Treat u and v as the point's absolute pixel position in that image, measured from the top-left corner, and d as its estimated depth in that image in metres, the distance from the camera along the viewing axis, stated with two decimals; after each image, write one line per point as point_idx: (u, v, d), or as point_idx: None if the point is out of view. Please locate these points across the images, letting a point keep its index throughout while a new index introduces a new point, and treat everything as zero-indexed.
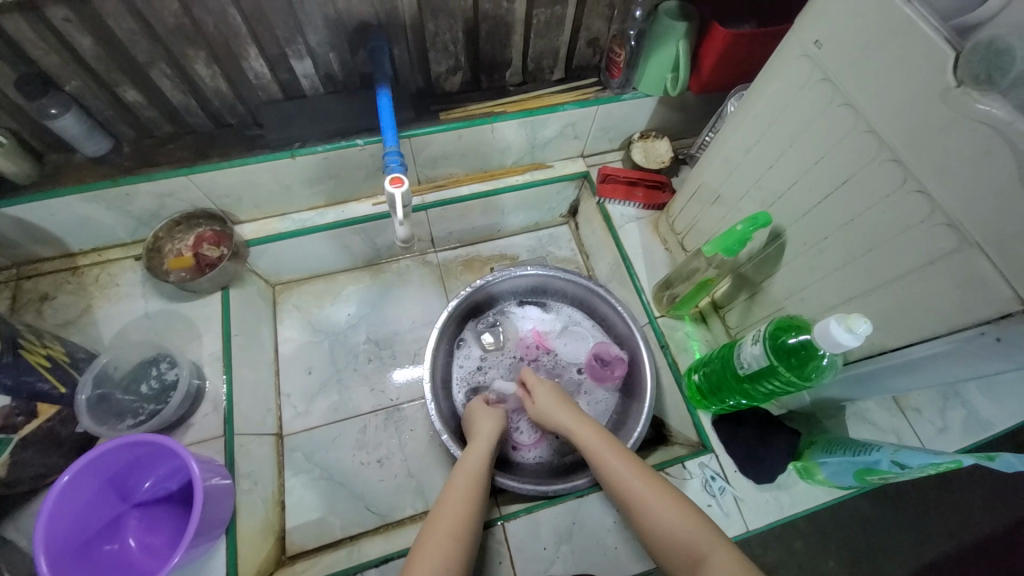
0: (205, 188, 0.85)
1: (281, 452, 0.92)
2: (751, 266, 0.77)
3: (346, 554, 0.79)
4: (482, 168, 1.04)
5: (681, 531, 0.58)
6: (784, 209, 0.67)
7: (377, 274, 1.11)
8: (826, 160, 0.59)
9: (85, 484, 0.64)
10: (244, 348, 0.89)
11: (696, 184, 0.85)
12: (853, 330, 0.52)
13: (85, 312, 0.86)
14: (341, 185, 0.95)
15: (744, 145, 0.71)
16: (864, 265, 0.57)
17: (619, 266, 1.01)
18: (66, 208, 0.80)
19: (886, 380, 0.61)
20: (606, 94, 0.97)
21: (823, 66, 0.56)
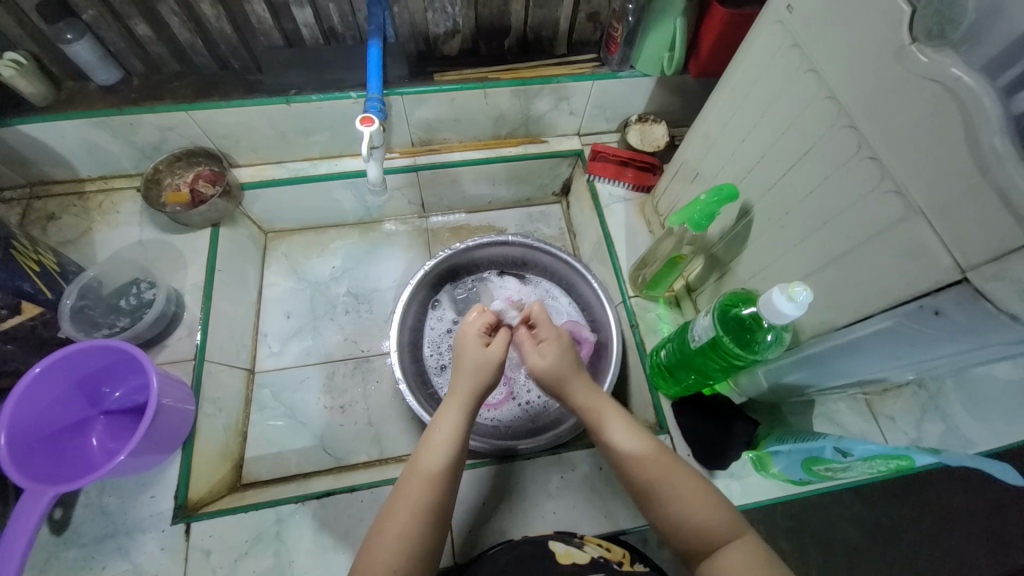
0: (204, 126, 0.89)
1: (251, 387, 0.95)
2: (722, 246, 0.76)
3: (295, 487, 0.82)
4: (476, 136, 1.06)
5: (702, 521, 0.58)
6: (753, 184, 0.66)
7: (367, 232, 1.14)
8: (792, 130, 0.58)
9: (55, 380, 0.68)
10: (226, 283, 0.93)
11: (678, 163, 0.84)
12: (795, 298, 0.51)
13: (85, 233, 0.92)
14: (334, 138, 0.98)
15: (722, 120, 0.71)
16: (819, 240, 0.56)
17: (601, 244, 1.01)
18: (75, 132, 0.85)
19: (836, 363, 0.60)
20: (604, 70, 0.97)
21: (794, 32, 0.55)
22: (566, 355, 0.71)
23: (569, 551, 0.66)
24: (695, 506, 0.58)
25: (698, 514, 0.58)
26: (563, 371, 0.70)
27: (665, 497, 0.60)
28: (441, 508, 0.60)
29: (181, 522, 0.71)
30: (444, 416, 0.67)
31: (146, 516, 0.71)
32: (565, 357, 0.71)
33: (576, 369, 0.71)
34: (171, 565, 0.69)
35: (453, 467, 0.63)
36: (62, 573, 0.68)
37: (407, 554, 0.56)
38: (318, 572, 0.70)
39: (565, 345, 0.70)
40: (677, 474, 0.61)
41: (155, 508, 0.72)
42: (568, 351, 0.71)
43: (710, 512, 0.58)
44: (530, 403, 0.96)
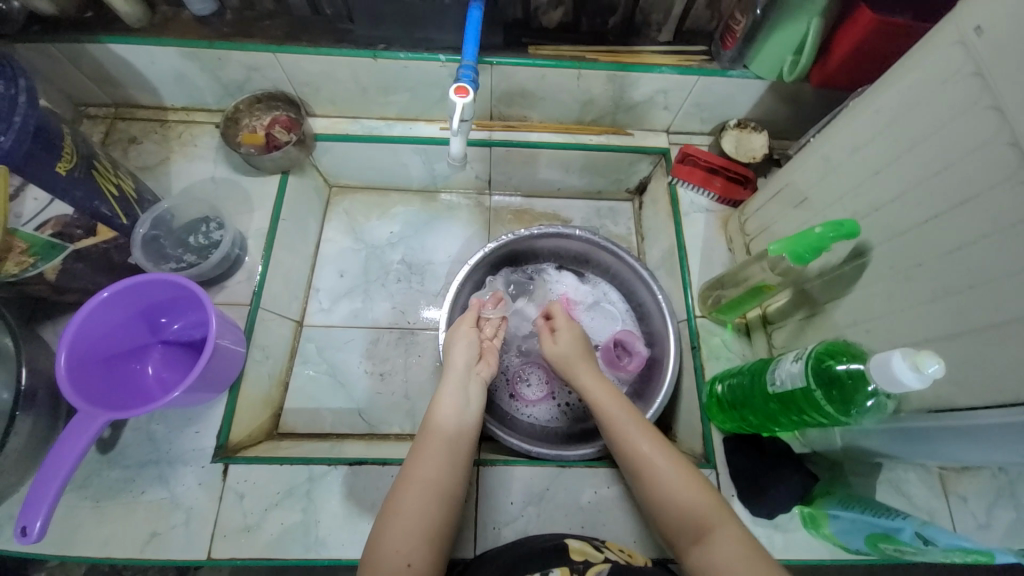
0: (289, 71, 0.87)
1: (298, 339, 0.96)
2: (819, 283, 0.68)
3: (328, 448, 0.83)
4: (559, 119, 0.99)
5: (688, 503, 0.58)
6: (876, 224, 0.58)
7: (428, 201, 1.11)
8: (949, 172, 0.50)
9: (120, 307, 0.69)
10: (288, 233, 0.93)
11: (783, 182, 0.76)
12: (921, 369, 0.44)
13: (162, 162, 0.93)
14: (413, 101, 0.94)
15: (852, 144, 0.62)
16: (957, 304, 0.48)
17: (672, 255, 0.94)
18: (165, 59, 0.85)
19: (939, 443, 0.53)
20: (713, 66, 0.88)
21: (979, 58, 0.47)
22: (576, 344, 0.78)
23: (586, 545, 0.64)
24: (657, 455, 0.63)
25: (657, 460, 0.62)
26: (572, 356, 0.77)
27: (652, 482, 0.61)
28: (450, 473, 0.61)
29: (220, 462, 0.73)
30: (449, 386, 0.70)
31: (188, 450, 0.73)
32: (576, 344, 0.78)
33: (585, 356, 0.78)
34: (206, 502, 0.71)
35: (466, 428, 0.66)
36: (107, 489, 0.71)
37: (402, 549, 0.54)
38: (341, 538, 0.70)
39: (579, 334, 0.79)
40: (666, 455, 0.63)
41: (197, 444, 0.74)
42: (579, 340, 0.79)
43: (671, 459, 0.62)
44: (568, 404, 0.92)
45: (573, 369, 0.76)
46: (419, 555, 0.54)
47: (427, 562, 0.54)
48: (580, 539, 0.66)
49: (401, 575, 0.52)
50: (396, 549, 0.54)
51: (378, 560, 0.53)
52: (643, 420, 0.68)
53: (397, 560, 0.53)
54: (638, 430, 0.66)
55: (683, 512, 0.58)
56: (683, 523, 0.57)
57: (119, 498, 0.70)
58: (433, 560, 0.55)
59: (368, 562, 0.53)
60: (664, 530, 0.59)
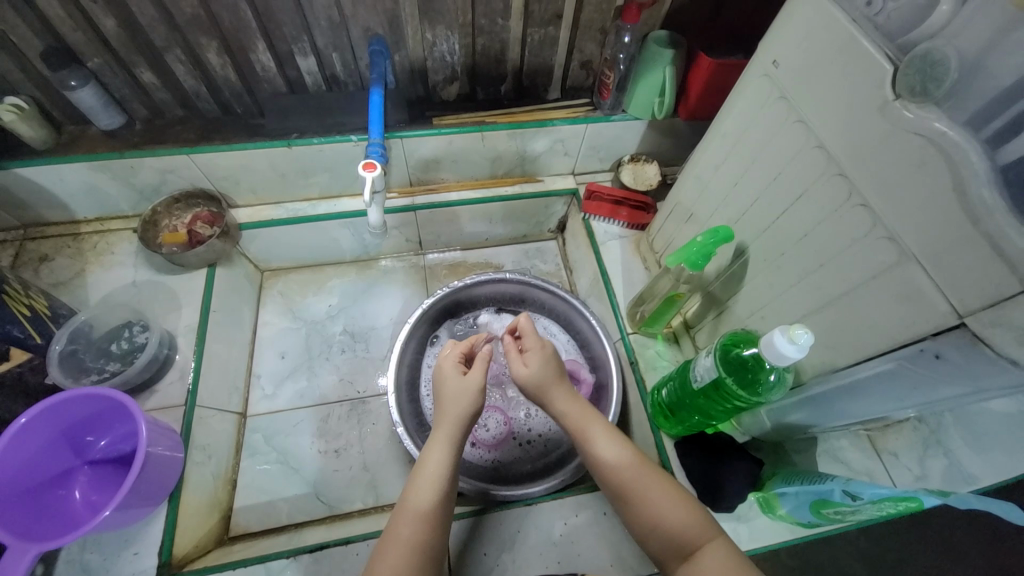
0: (205, 169, 0.90)
1: (242, 431, 0.92)
2: (719, 284, 0.77)
3: (287, 540, 0.79)
4: (474, 176, 1.08)
5: (674, 527, 0.59)
6: (746, 226, 0.67)
7: (363, 270, 1.14)
8: (783, 175, 0.60)
9: (40, 431, 0.65)
10: (221, 324, 0.92)
11: (673, 203, 0.86)
12: (796, 341, 0.51)
13: (77, 275, 0.91)
14: (334, 180, 0.99)
15: (714, 164, 0.73)
16: (816, 281, 0.57)
17: (598, 281, 1.02)
18: (74, 175, 0.86)
19: (841, 404, 0.60)
20: (597, 114, 1.00)
21: (780, 85, 0.58)
22: (548, 366, 0.72)
23: None
24: (644, 479, 0.62)
25: (644, 485, 0.62)
26: (546, 381, 0.71)
27: (638, 508, 0.61)
28: (434, 539, 0.60)
29: None
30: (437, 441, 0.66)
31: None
32: (547, 366, 0.72)
33: (558, 379, 0.72)
34: None
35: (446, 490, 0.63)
36: None
37: None
38: None
39: (548, 353, 0.72)
40: (650, 480, 0.62)
41: (138, 566, 0.68)
42: (550, 362, 0.72)
43: (658, 483, 0.62)
44: (530, 441, 0.94)
45: (547, 394, 0.71)
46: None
47: None
48: None
49: None
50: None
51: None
52: (625, 445, 0.66)
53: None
54: (621, 459, 0.64)
55: (671, 536, 0.59)
56: (671, 546, 0.59)
57: None
58: None
59: None
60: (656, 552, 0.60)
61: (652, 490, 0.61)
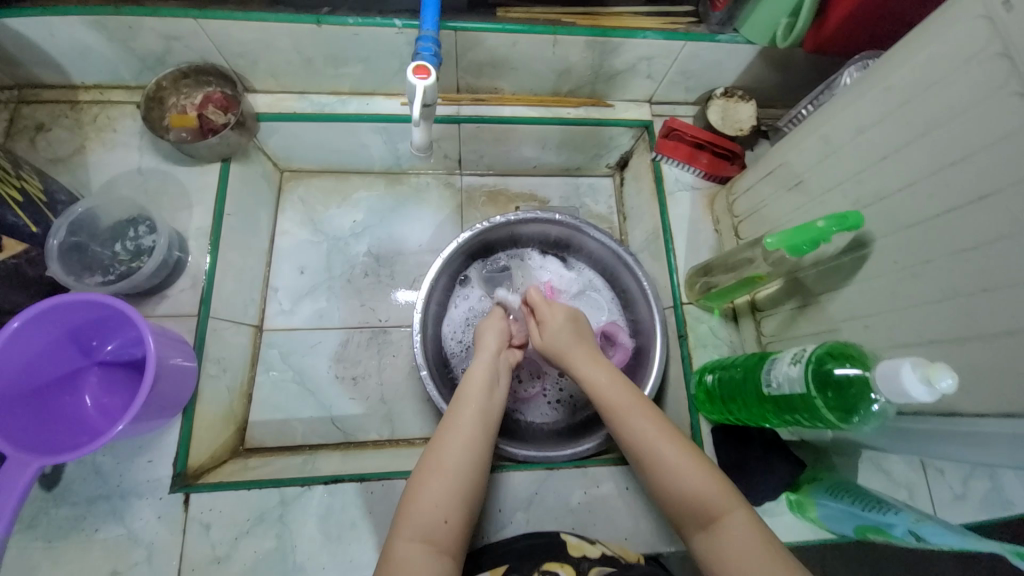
0: (217, 40, 0.75)
1: (258, 345, 0.88)
2: (813, 274, 0.65)
3: (301, 463, 0.78)
4: (533, 90, 0.90)
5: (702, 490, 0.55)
6: (882, 216, 0.54)
7: (394, 184, 1.01)
8: (964, 164, 0.45)
9: (39, 334, 0.59)
10: (236, 229, 0.83)
11: (776, 162, 0.71)
12: (932, 383, 0.41)
13: (77, 152, 0.80)
14: (368, 73, 0.83)
15: (855, 125, 0.57)
16: (966, 307, 0.46)
17: (657, 237, 0.90)
18: (62, 28, 0.71)
19: (936, 444, 0.52)
20: (699, 29, 0.80)
21: (1009, 35, 0.41)
22: (563, 331, 0.71)
23: (581, 541, 0.64)
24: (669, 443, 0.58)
25: (670, 447, 0.58)
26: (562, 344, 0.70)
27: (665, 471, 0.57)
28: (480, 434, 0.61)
29: (180, 492, 0.67)
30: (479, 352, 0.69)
31: (142, 482, 0.67)
32: (563, 330, 0.71)
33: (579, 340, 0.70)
34: (169, 535, 0.65)
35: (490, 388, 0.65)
36: (58, 527, 0.64)
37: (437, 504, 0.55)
38: (321, 560, 0.66)
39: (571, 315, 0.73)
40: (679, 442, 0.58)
41: (152, 474, 0.67)
42: (567, 328, 0.71)
43: (684, 448, 0.58)
44: (559, 400, 0.90)
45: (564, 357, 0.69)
46: (455, 512, 0.55)
47: (461, 517, 0.56)
48: (573, 535, 0.66)
49: (439, 530, 0.54)
50: (434, 505, 0.55)
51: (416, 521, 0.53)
52: (649, 405, 0.62)
53: (434, 517, 0.54)
54: (649, 419, 0.60)
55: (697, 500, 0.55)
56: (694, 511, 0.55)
57: (70, 539, 0.64)
58: (467, 519, 0.56)
59: (405, 518, 0.54)
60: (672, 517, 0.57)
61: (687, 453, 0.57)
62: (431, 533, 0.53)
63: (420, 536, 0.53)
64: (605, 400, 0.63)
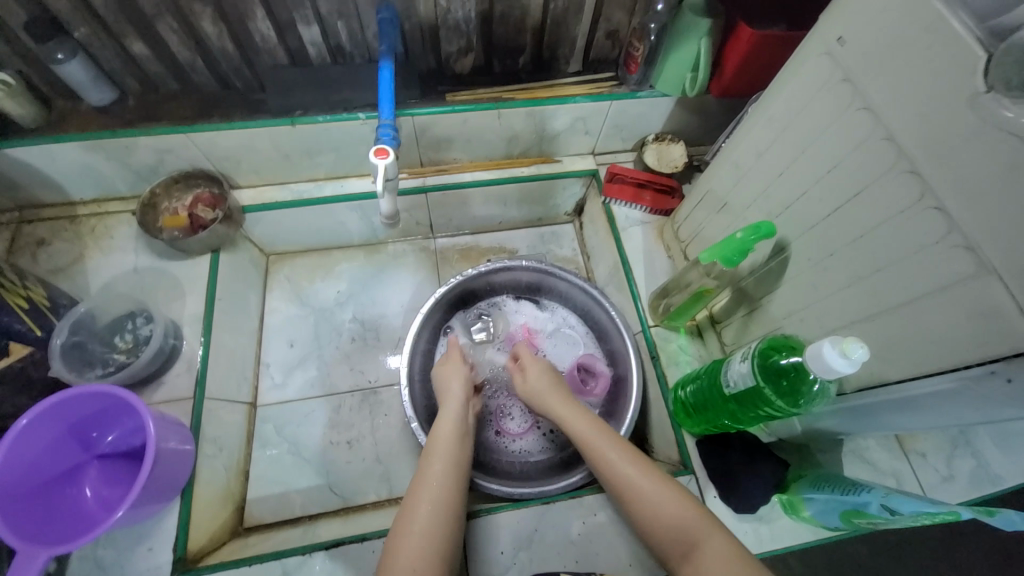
0: (204, 149, 0.85)
1: (253, 421, 0.91)
2: (752, 280, 0.72)
3: (301, 533, 0.78)
4: (488, 157, 1.01)
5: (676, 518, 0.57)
6: (791, 222, 0.62)
7: (373, 254, 1.09)
8: (839, 169, 0.54)
9: (45, 430, 0.63)
10: (228, 312, 0.89)
11: (704, 190, 0.81)
12: (848, 356, 0.47)
13: (77, 261, 0.87)
14: (340, 160, 0.93)
15: (755, 151, 0.67)
16: (871, 287, 0.53)
17: (618, 270, 0.97)
18: (65, 155, 0.81)
19: (884, 416, 0.56)
20: (622, 90, 0.93)
21: (845, 66, 0.52)
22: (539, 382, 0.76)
23: None
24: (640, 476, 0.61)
25: (639, 481, 0.61)
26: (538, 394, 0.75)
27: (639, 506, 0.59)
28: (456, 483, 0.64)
29: None
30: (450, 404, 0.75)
31: (143, 571, 0.67)
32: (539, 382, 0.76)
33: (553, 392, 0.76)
34: None
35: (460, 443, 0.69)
36: None
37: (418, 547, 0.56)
38: None
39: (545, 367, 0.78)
40: (649, 475, 0.61)
41: (152, 562, 0.67)
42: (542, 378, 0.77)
43: (653, 475, 0.61)
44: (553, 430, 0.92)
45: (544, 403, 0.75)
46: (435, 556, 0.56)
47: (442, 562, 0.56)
48: None
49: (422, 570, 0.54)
50: (416, 554, 0.56)
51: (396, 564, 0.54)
52: (619, 444, 0.66)
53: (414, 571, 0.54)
54: (620, 454, 0.64)
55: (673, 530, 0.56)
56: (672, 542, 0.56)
57: None
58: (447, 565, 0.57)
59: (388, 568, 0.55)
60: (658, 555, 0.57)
61: (656, 485, 0.60)
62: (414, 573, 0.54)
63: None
64: (580, 442, 0.67)
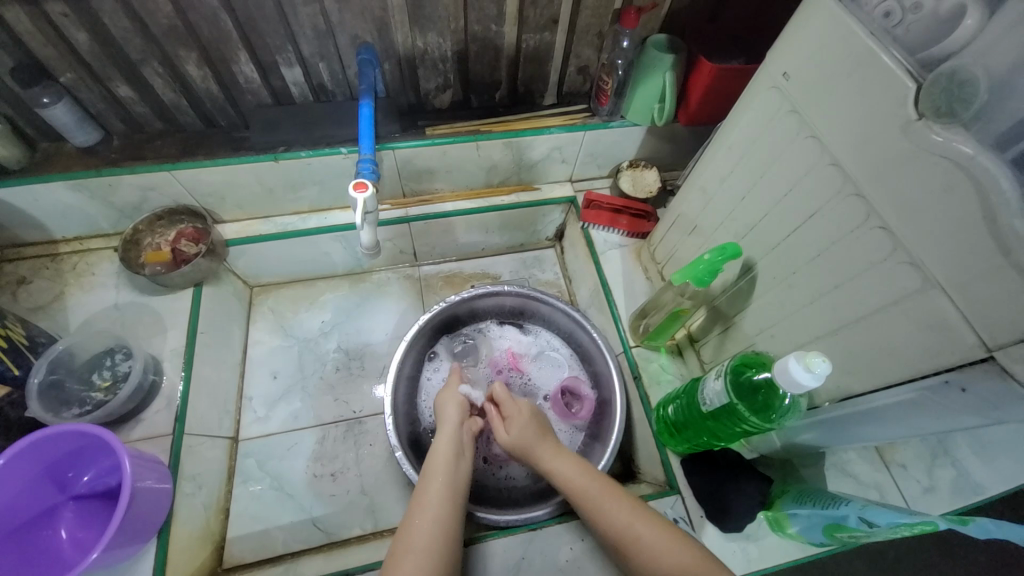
0: (187, 185, 0.87)
1: (234, 456, 0.89)
2: (725, 298, 0.75)
3: (283, 571, 0.76)
4: (468, 186, 1.04)
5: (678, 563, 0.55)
6: (755, 242, 0.65)
7: (357, 283, 1.10)
8: (794, 192, 0.58)
9: (18, 471, 0.62)
10: (209, 346, 0.88)
11: (675, 214, 0.84)
12: (812, 369, 0.49)
13: (57, 298, 0.87)
14: (323, 192, 0.96)
15: (719, 176, 0.71)
16: (831, 303, 0.55)
17: (598, 292, 0.99)
18: (48, 194, 0.81)
19: (855, 428, 0.58)
20: (594, 120, 0.97)
21: (791, 98, 0.56)
22: (529, 425, 0.74)
23: None
24: (636, 521, 0.60)
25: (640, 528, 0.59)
26: (527, 441, 0.72)
27: (637, 556, 0.58)
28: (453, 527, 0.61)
29: None
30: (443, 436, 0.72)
31: None
32: (527, 427, 0.74)
33: (542, 436, 0.72)
34: None
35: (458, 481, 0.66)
36: None
37: None
38: None
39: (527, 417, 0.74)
40: (651, 523, 0.59)
41: None
42: (531, 420, 0.74)
43: (653, 523, 0.60)
44: None
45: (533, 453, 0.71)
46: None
47: None
48: None
49: None
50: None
51: None
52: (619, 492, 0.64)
53: None
54: (619, 504, 0.62)
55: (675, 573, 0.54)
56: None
57: None
58: None
59: None
60: None
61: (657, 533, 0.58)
62: None
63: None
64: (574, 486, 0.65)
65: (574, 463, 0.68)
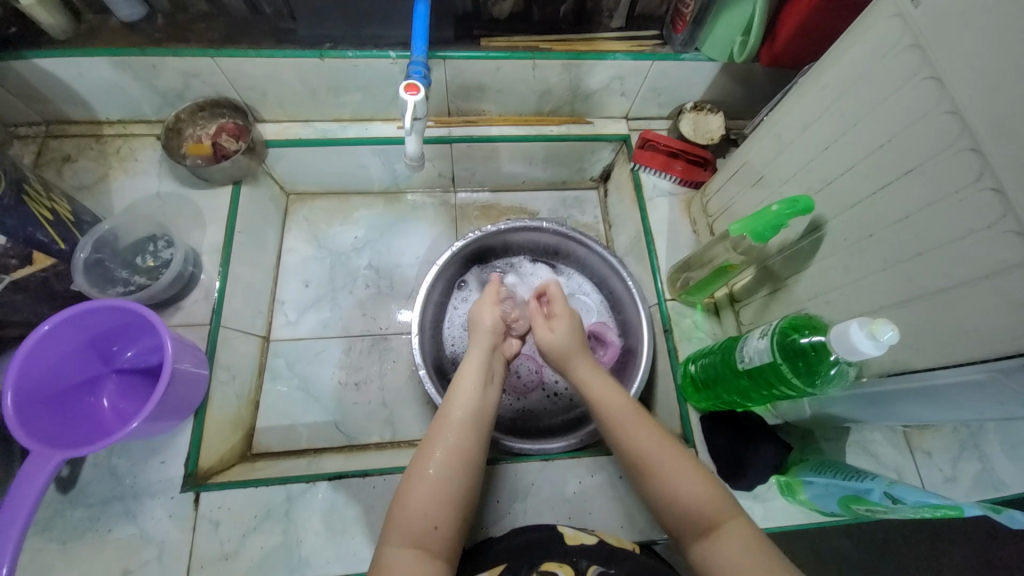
0: (230, 75, 0.83)
1: (265, 354, 0.93)
2: (780, 259, 0.70)
3: (306, 463, 0.81)
4: (517, 111, 0.98)
5: (698, 501, 0.55)
6: (831, 199, 0.60)
7: (392, 202, 1.08)
8: (893, 144, 0.51)
9: (66, 338, 0.65)
10: (245, 246, 0.89)
11: (739, 162, 0.77)
12: (876, 337, 0.45)
13: (101, 180, 0.88)
14: (366, 100, 0.91)
15: (802, 122, 0.64)
16: (908, 271, 0.50)
17: (639, 240, 0.95)
18: (92, 70, 0.80)
19: (899, 405, 0.55)
20: (665, 50, 0.88)
21: (915, 30, 0.48)
22: (573, 336, 0.74)
23: (579, 534, 0.64)
24: (663, 450, 0.59)
25: (664, 460, 0.59)
26: (569, 349, 0.72)
27: (658, 486, 0.58)
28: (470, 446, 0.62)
29: (190, 491, 0.69)
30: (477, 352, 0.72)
31: (155, 482, 0.70)
32: (573, 336, 0.74)
33: (582, 348, 0.73)
34: (179, 533, 0.68)
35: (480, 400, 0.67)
36: (72, 529, 0.67)
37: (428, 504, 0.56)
38: (325, 555, 0.69)
39: (574, 322, 0.75)
40: (675, 455, 0.59)
41: (163, 474, 0.70)
42: (574, 333, 0.74)
43: (679, 456, 0.59)
44: (558, 394, 0.93)
45: (570, 363, 0.72)
46: (445, 518, 0.56)
47: (450, 524, 0.56)
48: (572, 527, 0.67)
49: (427, 536, 0.55)
50: (423, 512, 0.56)
51: (404, 523, 0.55)
52: (646, 420, 0.63)
53: (422, 523, 0.55)
54: (644, 435, 0.61)
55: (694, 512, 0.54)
56: (689, 522, 0.54)
57: (85, 539, 0.67)
58: (457, 524, 0.57)
59: (393, 524, 0.56)
60: (676, 532, 0.56)
61: (681, 468, 0.57)
62: (419, 539, 0.54)
63: (410, 541, 0.54)
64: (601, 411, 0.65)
65: (603, 387, 0.67)
